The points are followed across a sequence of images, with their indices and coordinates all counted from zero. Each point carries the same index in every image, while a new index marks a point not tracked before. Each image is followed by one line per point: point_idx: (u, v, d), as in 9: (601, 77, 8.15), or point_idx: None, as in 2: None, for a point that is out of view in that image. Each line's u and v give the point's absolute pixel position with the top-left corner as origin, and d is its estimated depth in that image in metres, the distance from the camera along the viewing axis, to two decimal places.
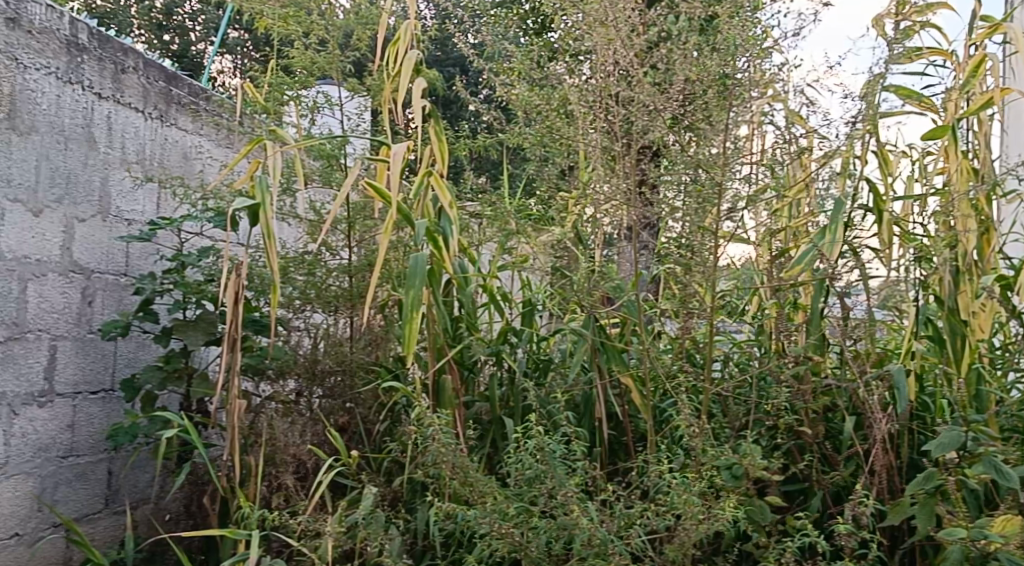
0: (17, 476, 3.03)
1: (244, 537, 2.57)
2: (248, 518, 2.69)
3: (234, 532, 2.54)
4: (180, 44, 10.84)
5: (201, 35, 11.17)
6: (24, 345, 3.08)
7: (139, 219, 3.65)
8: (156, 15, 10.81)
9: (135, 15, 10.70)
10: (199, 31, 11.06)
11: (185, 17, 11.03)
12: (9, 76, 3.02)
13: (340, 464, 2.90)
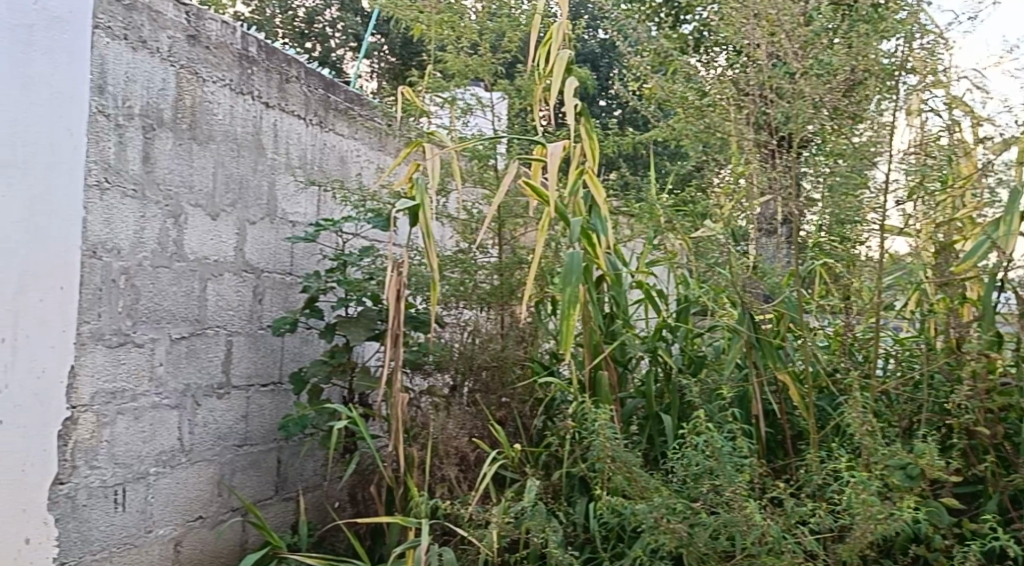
0: (200, 463, 3.22)
1: (414, 525, 2.70)
2: (417, 507, 2.80)
3: (406, 520, 2.67)
4: (322, 52, 11.17)
5: (342, 41, 11.42)
6: (205, 340, 3.27)
7: (302, 220, 3.84)
8: (299, 24, 11.19)
9: (280, 25, 11.08)
10: (338, 37, 11.33)
11: (326, 25, 11.33)
12: (191, 88, 3.19)
13: (502, 457, 3.00)
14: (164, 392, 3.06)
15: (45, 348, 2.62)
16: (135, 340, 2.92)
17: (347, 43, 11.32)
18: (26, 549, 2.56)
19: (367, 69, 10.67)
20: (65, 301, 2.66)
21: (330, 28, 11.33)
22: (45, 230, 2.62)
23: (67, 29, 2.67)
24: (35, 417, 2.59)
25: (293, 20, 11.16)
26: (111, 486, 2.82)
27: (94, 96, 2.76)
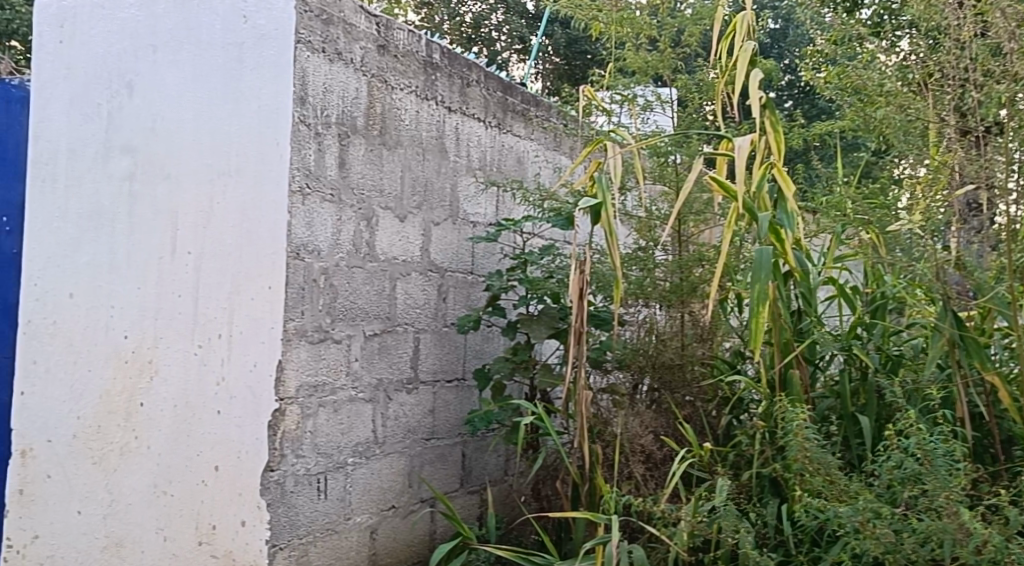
0: (392, 454, 3.34)
1: (605, 521, 2.73)
2: (608, 504, 2.83)
3: (597, 516, 2.70)
4: (489, 55, 11.29)
5: (508, 44, 11.46)
6: (395, 337, 3.39)
7: (482, 220, 3.92)
8: (467, 30, 11.34)
9: (448, 31, 11.25)
10: (504, 40, 11.40)
11: (493, 28, 11.44)
12: (381, 96, 3.31)
13: (691, 455, 3.00)
14: (359, 386, 3.19)
15: (256, 343, 2.85)
16: (333, 336, 3.06)
17: (512, 44, 11.37)
18: (244, 530, 2.81)
19: (532, 71, 10.71)
20: (274, 301, 2.85)
21: (495, 32, 11.43)
22: (256, 232, 2.87)
23: (276, 46, 2.90)
24: (250, 405, 2.84)
25: (461, 25, 11.29)
26: (314, 475, 2.97)
27: (297, 107, 2.91)
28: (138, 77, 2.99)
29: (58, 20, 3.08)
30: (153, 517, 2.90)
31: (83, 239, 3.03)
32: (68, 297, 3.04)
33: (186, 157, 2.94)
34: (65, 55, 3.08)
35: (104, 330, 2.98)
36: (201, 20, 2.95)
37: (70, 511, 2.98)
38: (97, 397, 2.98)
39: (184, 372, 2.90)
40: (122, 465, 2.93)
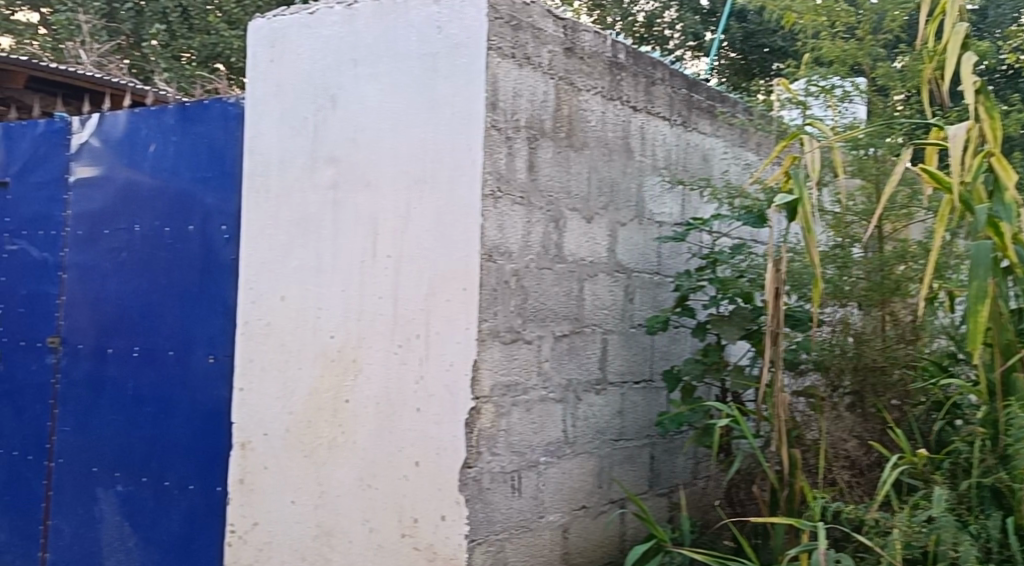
0: (582, 455, 3.36)
1: (810, 527, 2.68)
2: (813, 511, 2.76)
3: (802, 522, 2.65)
4: (661, 54, 11.15)
5: (681, 42, 11.28)
6: (583, 338, 3.40)
7: (668, 220, 3.88)
8: (640, 29, 11.24)
9: (620, 31, 11.18)
10: (678, 38, 11.20)
11: (666, 27, 11.28)
12: (569, 98, 3.34)
13: (905, 462, 2.92)
14: (550, 387, 3.22)
15: (453, 343, 2.93)
16: (525, 337, 3.11)
17: (686, 42, 11.17)
18: (445, 524, 2.90)
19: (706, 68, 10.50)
20: (468, 302, 2.92)
21: (668, 30, 11.25)
22: (452, 236, 2.96)
23: (468, 54, 2.97)
24: (448, 403, 2.93)
25: (634, 25, 11.19)
26: (509, 473, 3.03)
27: (489, 112, 2.96)
28: (340, 90, 3.18)
29: (269, 41, 3.34)
30: (359, 509, 3.06)
31: (292, 244, 3.25)
32: (279, 299, 3.26)
33: (385, 165, 3.08)
34: (274, 73, 3.33)
35: (312, 330, 3.18)
36: (398, 32, 3.08)
37: (284, 501, 3.20)
38: (306, 394, 3.18)
39: (385, 370, 3.04)
40: (331, 459, 3.12)
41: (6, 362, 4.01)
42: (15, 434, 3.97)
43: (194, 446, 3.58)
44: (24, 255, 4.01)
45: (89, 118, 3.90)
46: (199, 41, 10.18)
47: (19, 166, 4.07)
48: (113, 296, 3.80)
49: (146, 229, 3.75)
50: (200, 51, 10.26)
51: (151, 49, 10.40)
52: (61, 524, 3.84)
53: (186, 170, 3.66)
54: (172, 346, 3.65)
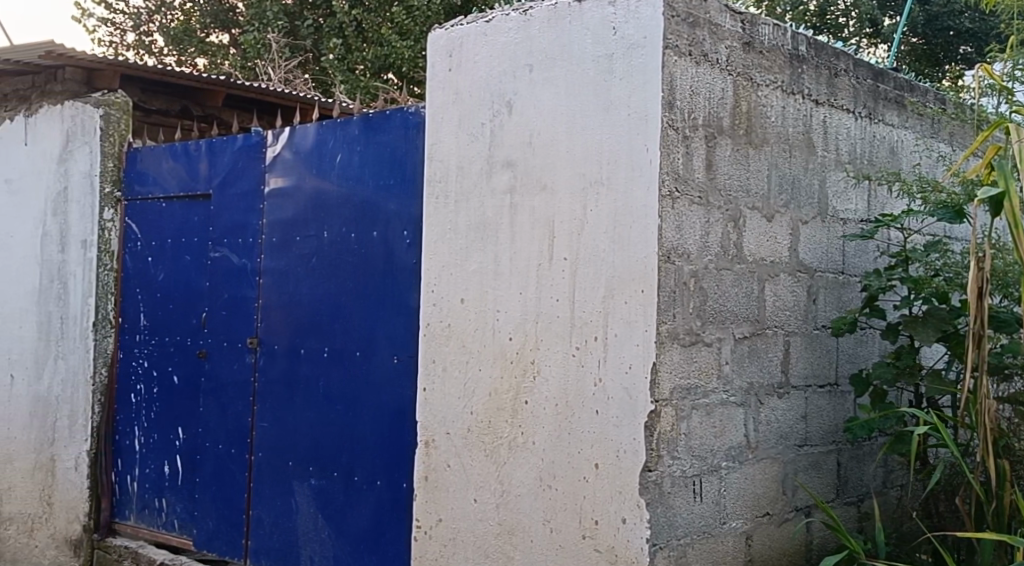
0: (766, 460, 3.27)
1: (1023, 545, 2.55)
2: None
3: (1014, 539, 2.53)
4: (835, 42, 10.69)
5: (856, 29, 10.78)
6: (765, 340, 3.31)
7: (853, 217, 3.72)
8: (812, 17, 10.83)
9: (791, 20, 10.81)
10: (853, 25, 10.71)
11: (839, 14, 10.83)
12: (747, 94, 3.26)
13: None
14: (731, 390, 3.16)
15: (632, 345, 2.91)
16: (704, 339, 3.06)
17: (862, 28, 10.63)
18: (625, 526, 2.89)
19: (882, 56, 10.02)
20: (646, 304, 2.90)
21: (843, 17, 10.76)
22: (629, 237, 2.94)
23: (644, 54, 2.94)
24: (627, 405, 2.91)
25: (806, 14, 10.79)
26: (690, 477, 2.99)
27: (666, 112, 2.93)
28: (517, 95, 3.22)
29: (447, 51, 3.42)
30: (540, 509, 3.09)
31: (471, 249, 3.32)
32: (459, 302, 3.34)
33: (562, 167, 3.09)
34: (453, 82, 3.41)
35: (492, 332, 3.24)
36: (573, 35, 3.09)
37: (467, 499, 3.28)
38: (487, 395, 3.24)
39: (564, 372, 3.05)
40: (512, 459, 3.16)
41: (214, 363, 4.37)
42: (221, 429, 4.31)
43: (380, 443, 3.70)
44: (227, 263, 4.34)
45: (281, 132, 4.12)
46: (372, 52, 10.57)
47: (220, 181, 4.40)
48: (305, 299, 4.00)
49: (333, 235, 3.91)
50: (373, 62, 10.65)
51: (328, 62, 10.88)
52: (261, 514, 4.11)
53: (370, 178, 3.79)
54: (359, 347, 3.79)
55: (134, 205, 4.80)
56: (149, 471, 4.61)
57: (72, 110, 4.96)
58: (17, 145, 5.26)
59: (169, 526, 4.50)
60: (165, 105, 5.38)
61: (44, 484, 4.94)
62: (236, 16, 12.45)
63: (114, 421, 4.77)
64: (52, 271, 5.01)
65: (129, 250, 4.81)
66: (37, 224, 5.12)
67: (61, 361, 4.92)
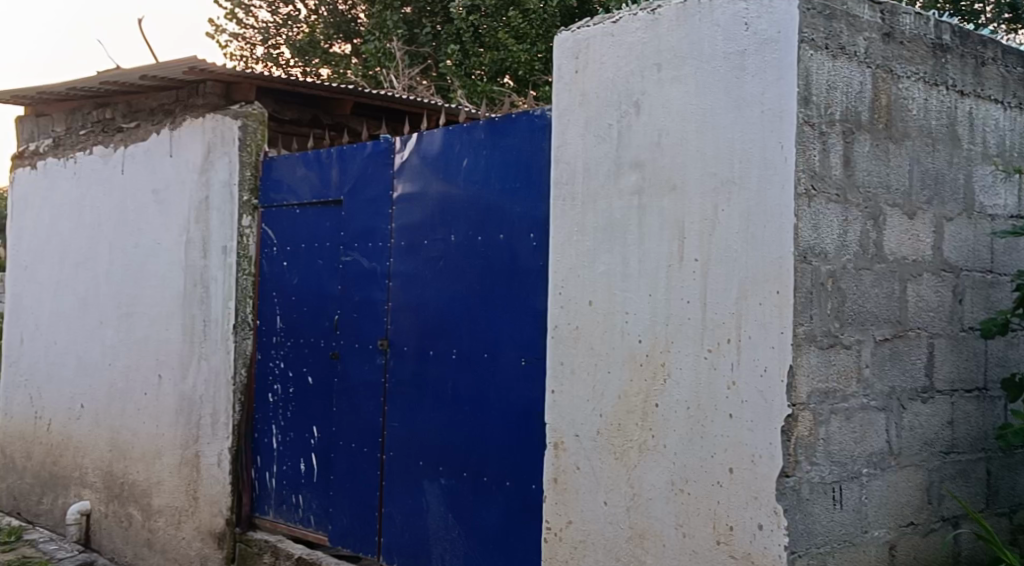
0: (909, 467, 3.15)
1: None
2: None
3: None
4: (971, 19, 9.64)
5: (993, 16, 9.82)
6: (908, 342, 3.18)
7: (1001, 213, 3.54)
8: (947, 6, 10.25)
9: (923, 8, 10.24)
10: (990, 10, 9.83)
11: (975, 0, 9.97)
12: (887, 87, 3.14)
13: None
14: (872, 394, 3.05)
15: (767, 347, 2.84)
16: (844, 342, 2.96)
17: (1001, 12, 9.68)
18: (762, 533, 2.82)
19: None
20: (782, 304, 2.82)
21: (979, 4, 9.96)
22: (764, 238, 2.87)
23: (777, 49, 2.87)
24: (763, 409, 2.84)
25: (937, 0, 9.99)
26: (830, 483, 2.90)
27: (802, 108, 2.85)
28: (645, 95, 3.19)
29: (574, 53, 3.42)
30: (671, 513, 3.04)
31: (598, 250, 3.30)
32: (587, 304, 3.32)
33: (692, 166, 3.04)
34: (579, 84, 3.40)
35: (620, 334, 3.22)
36: (703, 32, 3.04)
37: (597, 501, 3.26)
38: (617, 397, 3.22)
39: (695, 375, 3.00)
40: (642, 462, 3.13)
41: (346, 364, 4.47)
42: (354, 429, 4.41)
43: (509, 445, 3.72)
44: (358, 267, 4.44)
45: (409, 138, 4.19)
46: (489, 57, 10.65)
47: (351, 187, 4.50)
48: (433, 301, 4.05)
49: (461, 238, 3.95)
50: (491, 66, 10.73)
51: (446, 68, 11.02)
52: (393, 512, 4.18)
53: (496, 181, 3.81)
54: (486, 348, 3.82)
55: (270, 211, 4.97)
56: (286, 468, 4.76)
57: (212, 122, 5.17)
58: (162, 157, 5.52)
59: (306, 522, 4.63)
60: (297, 115, 5.53)
61: (189, 479, 5.15)
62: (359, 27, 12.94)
63: (253, 420, 4.95)
64: (196, 276, 5.22)
65: (266, 255, 4.98)
66: (181, 231, 5.35)
67: (204, 362, 5.12)
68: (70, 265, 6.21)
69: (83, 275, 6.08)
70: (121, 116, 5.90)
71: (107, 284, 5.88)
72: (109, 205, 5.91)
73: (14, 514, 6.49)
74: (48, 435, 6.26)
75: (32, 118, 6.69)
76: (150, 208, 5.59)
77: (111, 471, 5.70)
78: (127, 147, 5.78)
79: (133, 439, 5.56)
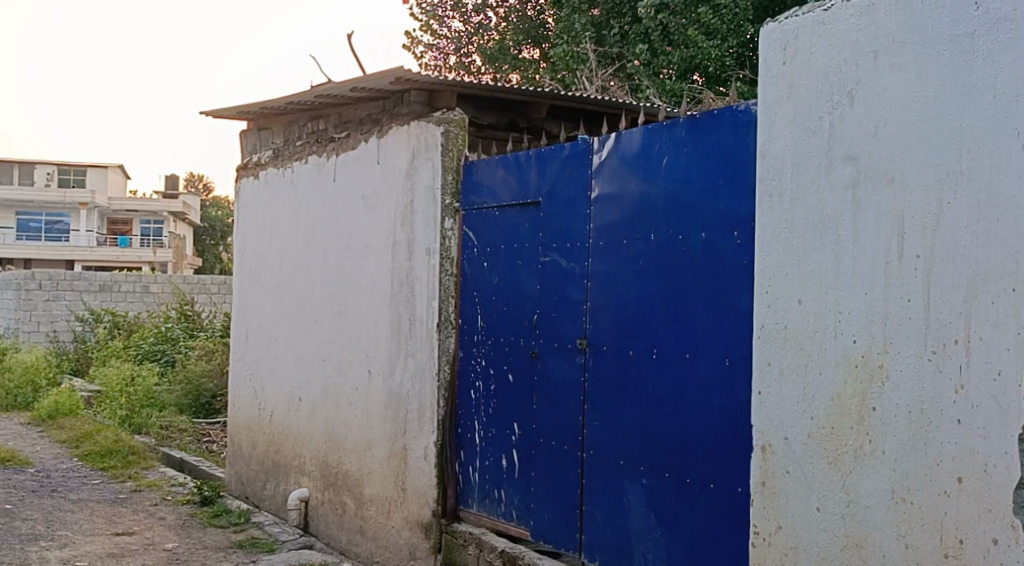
0: None
1: None
2: None
3: None
4: None
5: None
6: None
7: None
8: None
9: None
10: None
11: None
12: None
13: None
14: None
15: (1000, 348, 2.64)
16: None
17: None
18: (997, 548, 2.63)
19: None
20: (1018, 304, 2.62)
21: None
22: (997, 232, 2.67)
23: (1012, 29, 2.66)
24: (996, 415, 2.64)
25: None
26: None
27: None
28: (859, 85, 3.05)
29: (782, 44, 3.31)
30: (892, 522, 2.89)
31: (809, 247, 3.18)
32: (797, 303, 3.21)
33: (912, 159, 2.88)
34: (787, 75, 3.29)
35: (833, 335, 3.09)
36: (926, 15, 2.86)
37: (810, 507, 3.14)
38: (830, 400, 3.09)
39: (917, 378, 2.84)
40: (858, 468, 2.99)
41: (546, 363, 4.51)
42: (554, 427, 4.44)
43: (713, 446, 3.63)
44: (557, 267, 4.46)
45: (608, 138, 4.18)
46: (678, 56, 10.58)
47: (550, 188, 4.53)
48: (632, 300, 4.03)
49: (661, 237, 3.90)
50: (680, 64, 10.70)
51: (635, 68, 11.06)
52: (594, 510, 4.18)
53: (697, 179, 3.73)
54: (689, 349, 3.75)
55: (470, 214, 5.07)
56: (488, 463, 4.85)
57: (417, 129, 5.32)
58: (370, 164, 5.74)
59: (508, 516, 4.71)
60: (494, 119, 5.59)
61: (398, 470, 5.33)
62: (547, 32, 13.01)
63: (456, 415, 5.07)
64: (402, 277, 5.40)
65: (467, 256, 5.09)
66: (388, 233, 5.54)
67: (411, 359, 5.29)
68: (288, 267, 6.58)
69: (299, 276, 6.42)
70: (333, 127, 6.19)
71: (321, 285, 6.18)
72: (323, 210, 6.20)
73: (242, 498, 6.94)
74: (271, 425, 6.64)
75: (255, 132, 7.13)
76: (360, 212, 5.83)
77: (326, 461, 5.98)
78: (339, 155, 6.05)
79: (345, 431, 5.82)
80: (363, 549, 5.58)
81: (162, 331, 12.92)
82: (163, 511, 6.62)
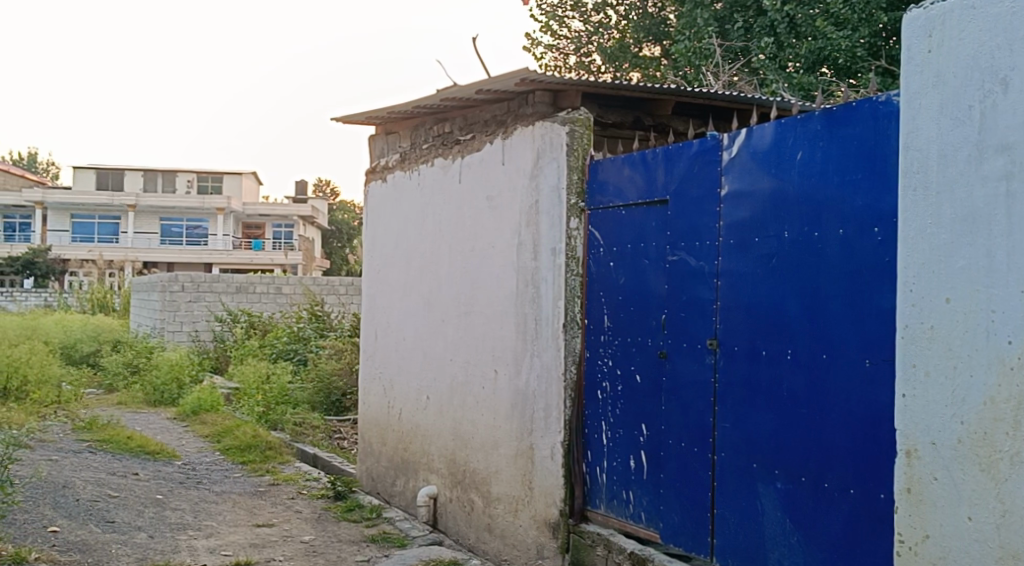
0: None
1: None
2: None
3: None
4: None
5: None
6: None
7: None
8: None
9: None
10: None
11: None
12: None
13: None
14: None
15: None
16: None
17: None
18: None
19: None
20: None
21: None
22: None
23: None
24: None
25: None
26: None
27: None
28: (1014, 71, 2.89)
29: (927, 31, 3.16)
30: None
31: (957, 243, 3.03)
32: (944, 302, 3.06)
33: None
34: (933, 64, 3.14)
35: (985, 335, 2.93)
36: None
37: (959, 516, 2.99)
38: (982, 403, 2.94)
39: None
40: (1014, 475, 2.83)
41: (675, 364, 4.43)
42: (683, 429, 4.37)
43: (852, 451, 3.51)
44: (686, 266, 4.39)
45: (739, 134, 4.09)
46: (807, 48, 10.29)
47: (677, 186, 4.46)
48: (766, 299, 3.92)
49: (795, 234, 3.79)
50: (807, 57, 10.39)
51: (760, 62, 10.80)
52: (726, 513, 4.09)
53: (833, 175, 3.61)
54: (826, 350, 3.62)
55: (596, 213, 5.03)
56: (615, 464, 4.80)
57: (541, 129, 5.31)
58: (495, 165, 5.77)
59: (637, 518, 4.66)
60: (619, 118, 5.55)
61: (525, 469, 5.34)
62: (668, 28, 12.87)
63: (583, 415, 5.05)
64: (528, 277, 5.40)
65: (593, 255, 5.05)
66: (514, 234, 5.56)
67: (537, 358, 5.30)
68: (416, 268, 6.67)
69: (427, 277, 6.51)
70: (458, 130, 6.25)
71: (448, 285, 6.25)
72: (449, 212, 6.27)
73: (373, 494, 7.07)
74: (399, 423, 6.75)
75: (383, 137, 7.26)
76: (485, 213, 5.87)
77: (454, 459, 6.04)
78: (464, 157, 6.10)
79: (472, 429, 5.86)
80: (491, 547, 5.61)
81: (294, 330, 13.31)
82: (301, 504, 6.82)
